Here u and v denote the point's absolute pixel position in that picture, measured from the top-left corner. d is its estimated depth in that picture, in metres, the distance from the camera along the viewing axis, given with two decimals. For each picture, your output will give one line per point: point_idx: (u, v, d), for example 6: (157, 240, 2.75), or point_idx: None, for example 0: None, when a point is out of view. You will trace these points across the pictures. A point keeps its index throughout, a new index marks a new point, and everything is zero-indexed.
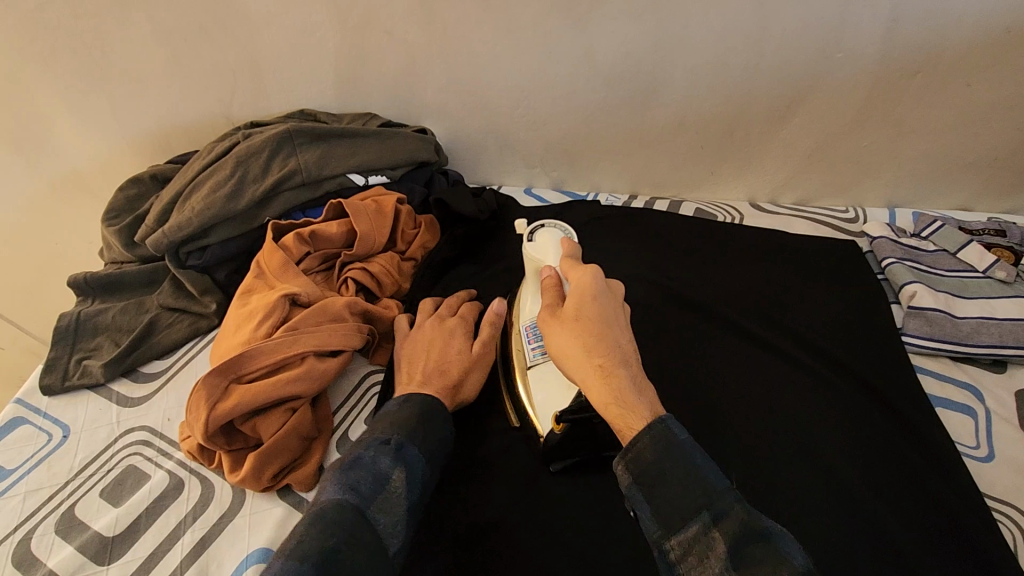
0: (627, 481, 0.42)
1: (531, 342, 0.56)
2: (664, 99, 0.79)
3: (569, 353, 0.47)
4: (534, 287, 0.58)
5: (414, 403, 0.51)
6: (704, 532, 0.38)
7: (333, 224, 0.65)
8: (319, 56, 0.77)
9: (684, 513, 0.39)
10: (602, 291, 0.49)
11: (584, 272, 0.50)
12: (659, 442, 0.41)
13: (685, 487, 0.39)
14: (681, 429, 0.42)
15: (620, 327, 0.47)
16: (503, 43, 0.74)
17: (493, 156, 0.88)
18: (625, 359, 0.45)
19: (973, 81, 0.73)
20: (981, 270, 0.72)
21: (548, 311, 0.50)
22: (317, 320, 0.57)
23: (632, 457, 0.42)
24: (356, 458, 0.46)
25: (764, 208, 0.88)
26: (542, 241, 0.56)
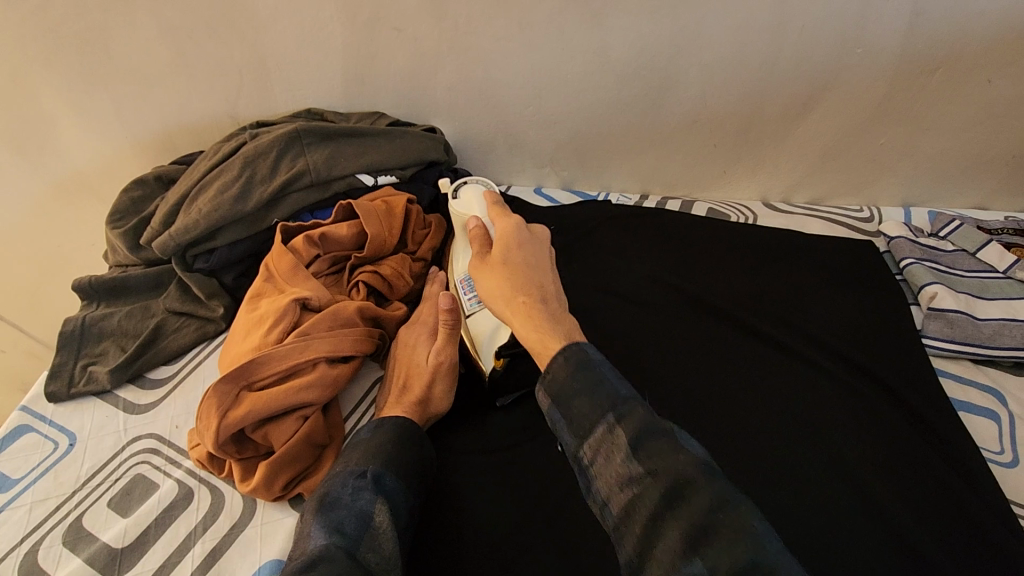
0: (547, 403, 0.45)
1: (468, 294, 0.64)
2: (678, 97, 0.77)
3: (497, 295, 0.52)
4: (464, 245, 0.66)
5: (384, 428, 0.52)
6: (610, 430, 0.41)
7: (343, 226, 0.63)
8: (327, 54, 0.75)
9: (592, 417, 0.42)
10: (524, 238, 0.56)
11: (508, 224, 0.57)
12: (574, 357, 0.45)
13: (591, 392, 0.43)
14: (596, 353, 0.46)
15: (542, 272, 0.53)
16: (515, 40, 0.73)
17: (501, 156, 0.87)
18: (545, 295, 0.51)
19: (994, 76, 0.72)
20: (1002, 271, 0.71)
21: (477, 259, 0.56)
22: (328, 325, 0.56)
23: (552, 377, 0.45)
24: (335, 500, 0.46)
25: (777, 208, 0.86)
26: (466, 199, 0.65)
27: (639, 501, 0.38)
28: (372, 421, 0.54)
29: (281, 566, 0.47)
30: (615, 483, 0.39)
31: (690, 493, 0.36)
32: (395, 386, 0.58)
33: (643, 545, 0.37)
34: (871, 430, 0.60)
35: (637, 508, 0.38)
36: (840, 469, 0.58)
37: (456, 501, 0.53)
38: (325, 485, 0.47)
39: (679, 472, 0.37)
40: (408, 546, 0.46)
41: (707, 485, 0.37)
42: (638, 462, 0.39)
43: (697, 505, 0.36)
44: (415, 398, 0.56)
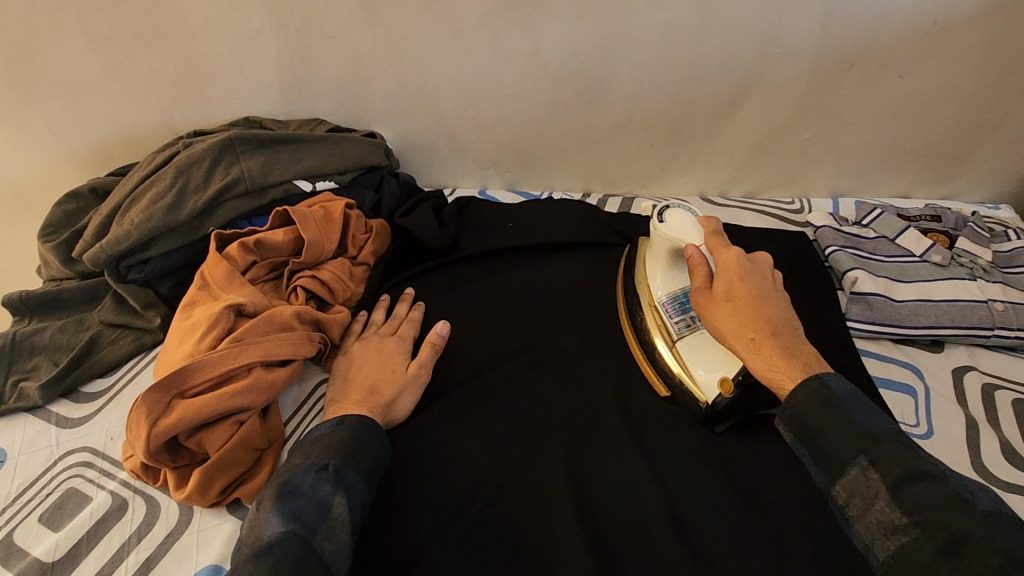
0: (791, 439, 0.48)
1: (673, 316, 0.59)
2: (612, 97, 0.80)
3: (726, 332, 0.52)
4: (667, 264, 0.61)
5: (347, 425, 0.52)
6: (866, 474, 0.43)
7: (279, 232, 0.64)
8: (262, 62, 0.76)
9: (844, 460, 0.44)
10: (747, 272, 0.53)
11: (731, 256, 0.54)
12: (815, 397, 0.46)
13: (845, 431, 0.44)
14: (843, 385, 0.47)
15: (774, 300, 0.52)
16: (450, 45, 0.74)
17: (445, 159, 0.88)
18: (781, 331, 0.50)
19: (904, 72, 0.77)
20: (919, 255, 0.76)
21: (699, 293, 0.54)
22: (264, 330, 0.56)
23: (793, 415, 0.47)
24: (296, 488, 0.46)
25: (714, 202, 0.90)
26: (676, 220, 0.60)
27: (908, 549, 0.40)
28: (332, 417, 0.54)
29: (219, 570, 0.47)
30: (879, 529, 0.42)
31: (965, 544, 0.38)
32: (361, 386, 0.58)
33: None
34: None
35: (905, 551, 0.40)
36: None
37: (396, 497, 0.54)
38: (285, 473, 0.47)
39: (950, 520, 0.38)
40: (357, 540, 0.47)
41: (981, 537, 0.37)
42: (900, 508, 0.41)
43: (979, 559, 0.37)
44: (385, 400, 0.57)
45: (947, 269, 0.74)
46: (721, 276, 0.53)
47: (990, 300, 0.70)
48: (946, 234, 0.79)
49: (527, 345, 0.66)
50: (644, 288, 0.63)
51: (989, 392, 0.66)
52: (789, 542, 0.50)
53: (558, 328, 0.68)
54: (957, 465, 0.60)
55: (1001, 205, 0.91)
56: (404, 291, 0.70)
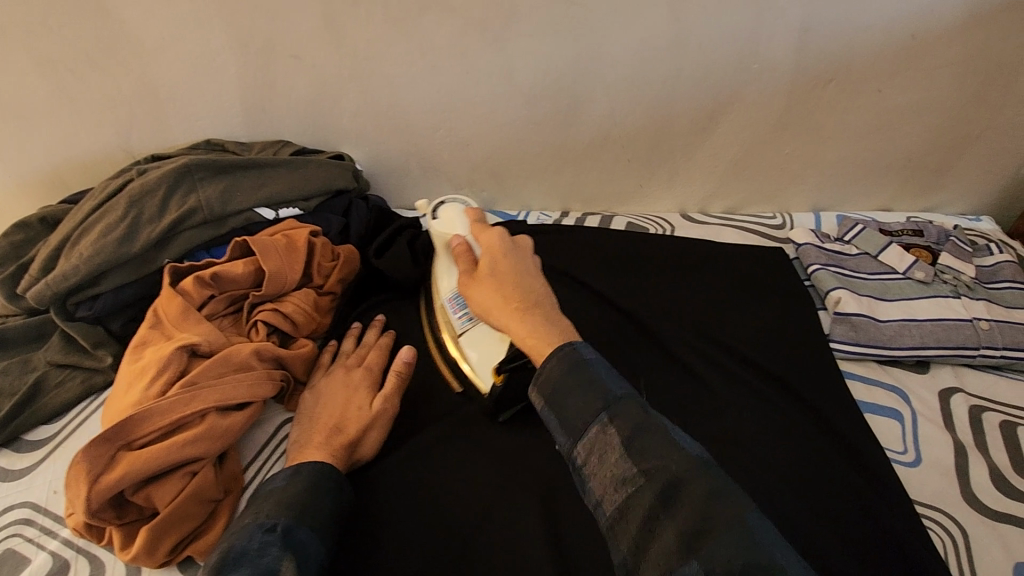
0: (540, 403, 0.45)
1: (457, 310, 0.59)
2: (588, 114, 0.78)
3: (489, 309, 0.52)
4: (449, 262, 0.62)
5: (302, 475, 0.49)
6: (604, 430, 0.41)
7: (238, 264, 0.60)
8: (222, 84, 0.72)
9: (585, 417, 0.42)
10: (506, 249, 0.54)
11: (492, 236, 0.55)
12: (564, 362, 0.45)
13: (588, 391, 0.43)
14: (587, 352, 0.46)
15: (528, 274, 0.53)
16: (419, 64, 0.72)
17: (417, 179, 0.85)
18: (539, 299, 0.51)
19: (884, 86, 0.76)
20: (902, 272, 0.74)
21: (466, 275, 0.55)
22: (219, 372, 0.53)
23: (545, 378, 0.45)
24: (241, 552, 0.41)
25: (694, 219, 0.88)
26: (446, 217, 0.61)
27: (637, 499, 0.37)
28: (288, 467, 0.50)
29: None
30: (610, 487, 0.39)
31: (682, 490, 0.36)
32: (324, 427, 0.54)
33: (639, 545, 0.36)
34: (784, 440, 0.61)
35: (630, 508, 0.37)
36: (756, 480, 0.58)
37: (359, 550, 0.50)
38: (231, 536, 0.43)
39: (677, 471, 0.37)
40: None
41: (702, 480, 0.37)
42: (631, 459, 0.39)
43: (696, 492, 0.36)
44: (351, 441, 0.54)
45: (931, 287, 0.72)
46: (484, 256, 0.54)
47: (974, 319, 0.69)
48: (928, 250, 0.78)
49: None
50: (435, 287, 0.64)
51: (976, 414, 0.64)
52: None
53: None
54: (947, 495, 0.58)
55: (982, 217, 0.90)
56: (375, 318, 0.67)
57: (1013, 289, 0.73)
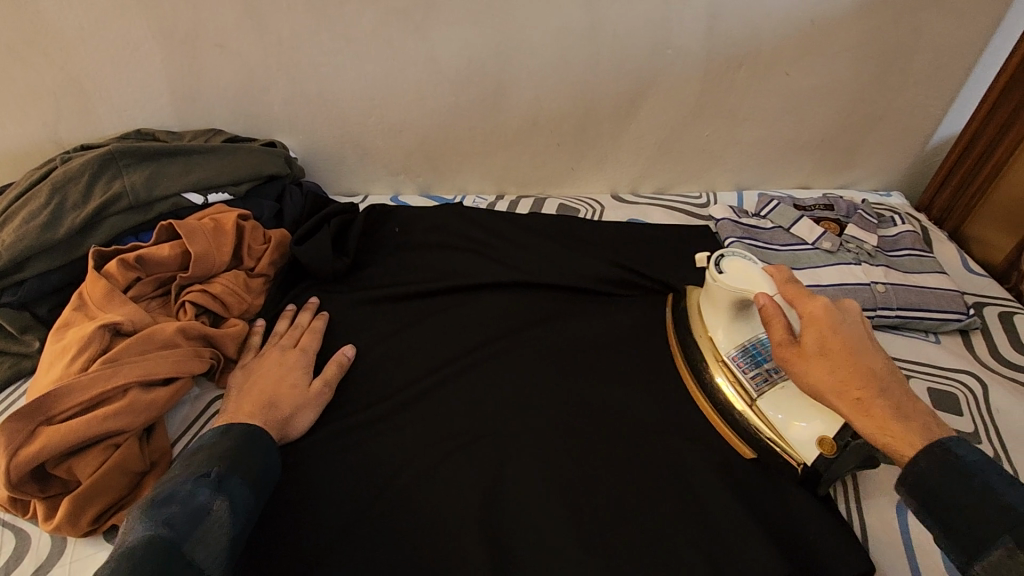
0: (911, 502, 0.41)
1: (748, 371, 0.56)
2: (513, 98, 0.80)
3: (823, 389, 0.44)
4: (731, 316, 0.59)
5: (234, 432, 0.52)
6: (1011, 558, 0.36)
7: (164, 247, 0.62)
8: (149, 73, 0.74)
9: (982, 536, 0.38)
10: (844, 318, 0.46)
11: (818, 303, 0.46)
12: (934, 467, 0.40)
13: (969, 506, 0.38)
14: (966, 448, 0.40)
15: (869, 345, 0.45)
16: (344, 51, 0.74)
17: (353, 166, 0.87)
18: (888, 384, 0.43)
19: (791, 69, 0.80)
20: (811, 242, 0.79)
21: (785, 347, 0.47)
22: (143, 349, 0.55)
23: (912, 473, 0.40)
24: (171, 494, 0.45)
25: (624, 199, 0.92)
26: (740, 271, 0.57)
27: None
28: (219, 426, 0.53)
29: None
30: None
31: None
32: (260, 400, 0.56)
33: None
34: None
35: None
36: None
37: (284, 512, 0.53)
38: (166, 481, 0.47)
39: None
40: (242, 545, 0.47)
41: None
42: None
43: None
44: (282, 416, 0.56)
45: (836, 255, 0.77)
46: (808, 328, 0.46)
47: (872, 283, 0.74)
48: (837, 222, 0.83)
49: (428, 350, 0.66)
50: (704, 339, 0.61)
51: None
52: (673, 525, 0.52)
53: (462, 331, 0.68)
54: None
55: (892, 192, 0.96)
56: (309, 300, 0.69)
57: (911, 256, 0.79)
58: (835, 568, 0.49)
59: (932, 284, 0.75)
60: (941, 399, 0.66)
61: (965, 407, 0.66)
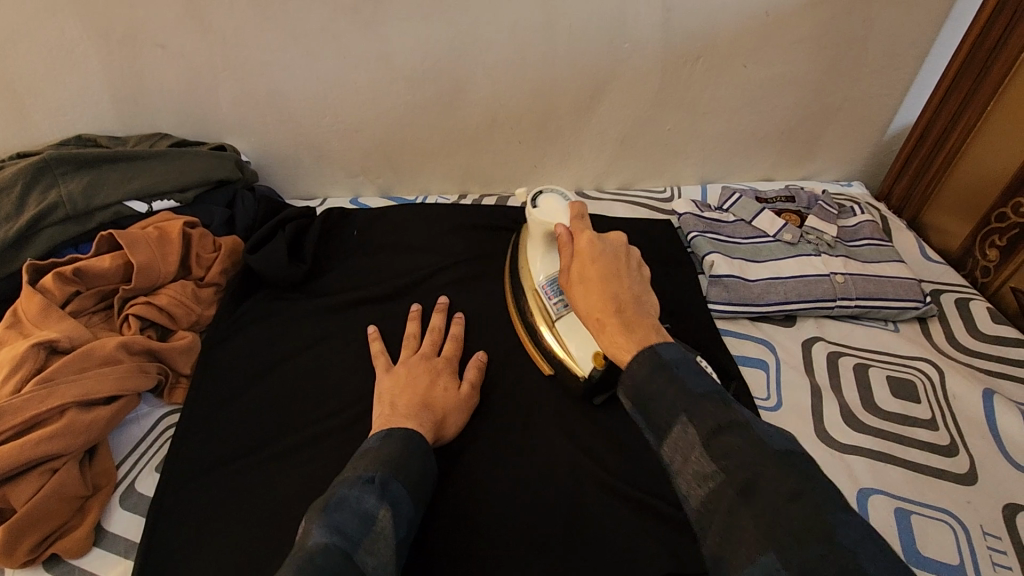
0: (628, 406, 0.43)
1: (552, 297, 0.60)
2: (471, 96, 0.79)
3: (582, 311, 0.49)
4: (544, 249, 0.61)
5: (396, 437, 0.48)
6: (685, 429, 0.38)
7: (106, 258, 0.60)
8: (88, 76, 0.71)
9: (668, 417, 0.39)
10: (603, 250, 0.51)
11: (586, 240, 0.52)
12: (646, 363, 0.42)
13: (668, 392, 0.40)
14: (673, 349, 0.43)
15: (625, 278, 0.49)
16: (293, 50, 0.72)
17: (310, 168, 0.85)
18: (622, 304, 0.47)
19: (748, 61, 0.80)
20: (772, 235, 0.79)
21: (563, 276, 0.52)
22: (82, 367, 0.53)
23: (629, 380, 0.43)
24: (341, 498, 0.42)
25: (588, 196, 0.91)
26: (548, 206, 0.60)
27: (715, 501, 0.35)
28: (379, 430, 0.50)
29: None
30: (696, 484, 0.37)
31: (759, 491, 0.33)
32: (415, 400, 0.55)
33: (703, 530, 0.36)
34: None
35: (712, 507, 0.35)
36: None
37: (239, 528, 0.51)
38: (335, 484, 0.44)
39: (756, 470, 0.34)
40: (399, 560, 0.43)
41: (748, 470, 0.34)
42: (712, 460, 0.36)
43: (766, 505, 0.33)
44: (437, 416, 0.55)
45: (797, 247, 0.78)
46: (577, 257, 0.51)
47: (832, 274, 0.74)
48: (798, 213, 0.83)
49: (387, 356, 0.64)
50: (525, 269, 0.64)
51: (833, 360, 0.70)
52: (634, 524, 0.52)
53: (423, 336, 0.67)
54: (803, 433, 0.63)
55: (853, 182, 0.97)
56: (440, 301, 0.68)
57: (870, 245, 0.79)
58: None
59: (891, 272, 0.75)
60: (900, 387, 0.67)
61: (923, 394, 0.66)
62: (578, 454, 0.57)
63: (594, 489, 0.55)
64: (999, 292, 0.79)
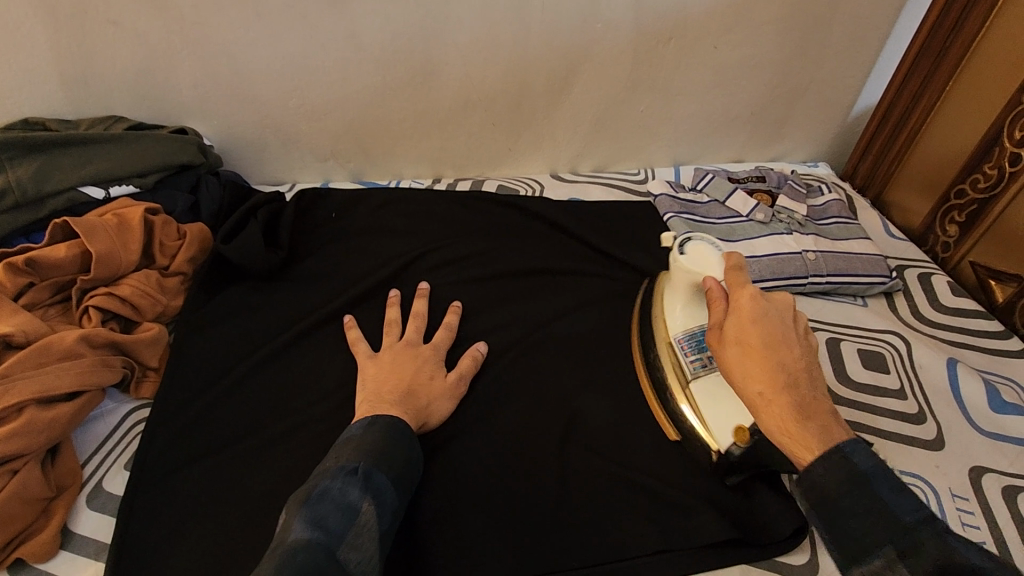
0: (805, 507, 0.41)
1: (688, 354, 0.55)
2: (443, 78, 0.77)
3: (741, 381, 0.44)
4: (686, 299, 0.57)
5: (379, 425, 0.47)
6: (891, 567, 0.37)
7: (60, 248, 0.56)
8: (32, 54, 0.67)
9: (866, 544, 0.38)
10: (767, 312, 0.45)
11: (746, 297, 0.46)
12: (835, 473, 0.39)
13: (869, 516, 0.38)
14: (864, 454, 0.39)
15: (792, 344, 0.43)
16: (255, 28, 0.69)
17: (278, 153, 0.82)
18: (799, 383, 0.42)
19: (719, 42, 0.80)
20: (745, 214, 0.80)
21: (715, 336, 0.47)
22: (39, 362, 0.50)
23: (806, 483, 0.40)
24: (323, 491, 0.40)
25: (563, 179, 0.91)
26: (699, 254, 0.56)
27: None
28: (363, 417, 0.49)
29: None
30: None
31: None
32: (397, 387, 0.54)
33: None
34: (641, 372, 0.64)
35: None
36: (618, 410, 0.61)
37: (218, 521, 0.49)
38: (316, 475, 0.42)
39: None
40: (385, 550, 0.42)
41: None
42: None
43: None
44: (419, 403, 0.54)
45: (769, 226, 0.79)
46: (732, 319, 0.46)
47: (804, 251, 0.76)
48: (769, 193, 0.85)
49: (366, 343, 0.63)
50: (660, 320, 0.60)
51: None
52: (622, 504, 0.53)
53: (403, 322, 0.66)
54: None
55: (819, 163, 1.00)
56: (421, 286, 0.67)
57: (838, 223, 0.81)
58: (778, 527, 0.50)
59: (858, 249, 0.77)
60: (870, 359, 0.70)
61: (892, 365, 0.69)
62: (564, 436, 0.57)
63: (580, 468, 0.55)
64: (959, 266, 0.82)
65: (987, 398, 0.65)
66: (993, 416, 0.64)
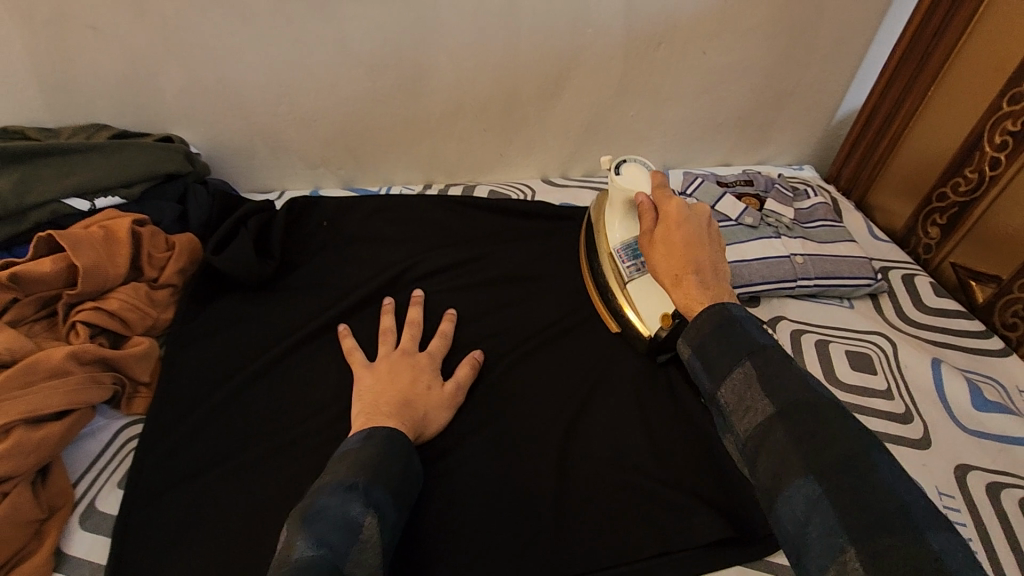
0: (688, 352, 0.45)
1: (626, 260, 0.63)
2: (433, 83, 0.77)
3: (659, 267, 0.51)
4: (622, 214, 0.64)
5: (375, 439, 0.47)
6: (743, 370, 0.41)
7: (45, 261, 0.55)
8: (12, 61, 0.65)
9: (728, 358, 0.42)
10: (690, 217, 0.53)
11: (675, 204, 0.54)
12: (712, 319, 0.44)
13: (732, 338, 0.42)
14: (742, 311, 0.45)
15: (705, 242, 0.51)
16: (243, 34, 0.67)
17: (267, 160, 0.81)
18: (702, 266, 0.49)
19: (707, 48, 0.81)
20: (734, 218, 0.81)
21: (646, 236, 0.55)
22: (26, 381, 0.49)
23: (694, 331, 0.45)
24: (321, 509, 0.40)
25: (555, 183, 0.91)
26: (632, 173, 0.62)
27: (762, 432, 0.37)
28: (361, 431, 0.49)
29: None
30: (747, 417, 0.39)
31: (815, 421, 0.35)
32: (395, 399, 0.54)
33: (751, 457, 0.38)
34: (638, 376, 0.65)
35: (765, 434, 0.37)
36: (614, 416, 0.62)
37: (214, 538, 0.48)
38: (312, 492, 0.42)
39: (813, 408, 0.36)
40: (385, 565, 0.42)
41: (806, 406, 0.36)
42: (767, 399, 0.38)
43: (817, 437, 0.35)
44: (417, 414, 0.54)
45: (758, 230, 0.80)
46: (662, 222, 0.54)
47: (792, 254, 0.77)
48: (757, 197, 0.86)
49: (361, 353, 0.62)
50: (602, 234, 0.66)
51: (797, 337, 0.73)
52: (620, 511, 0.53)
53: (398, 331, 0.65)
54: None
55: (804, 166, 1.01)
56: (415, 295, 0.67)
57: (825, 226, 0.82)
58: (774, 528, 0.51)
59: (845, 252, 0.79)
60: (857, 360, 0.71)
61: (879, 366, 0.70)
62: (562, 443, 0.57)
63: (578, 475, 0.55)
64: (941, 267, 0.84)
65: (970, 396, 0.67)
66: (976, 414, 0.65)
